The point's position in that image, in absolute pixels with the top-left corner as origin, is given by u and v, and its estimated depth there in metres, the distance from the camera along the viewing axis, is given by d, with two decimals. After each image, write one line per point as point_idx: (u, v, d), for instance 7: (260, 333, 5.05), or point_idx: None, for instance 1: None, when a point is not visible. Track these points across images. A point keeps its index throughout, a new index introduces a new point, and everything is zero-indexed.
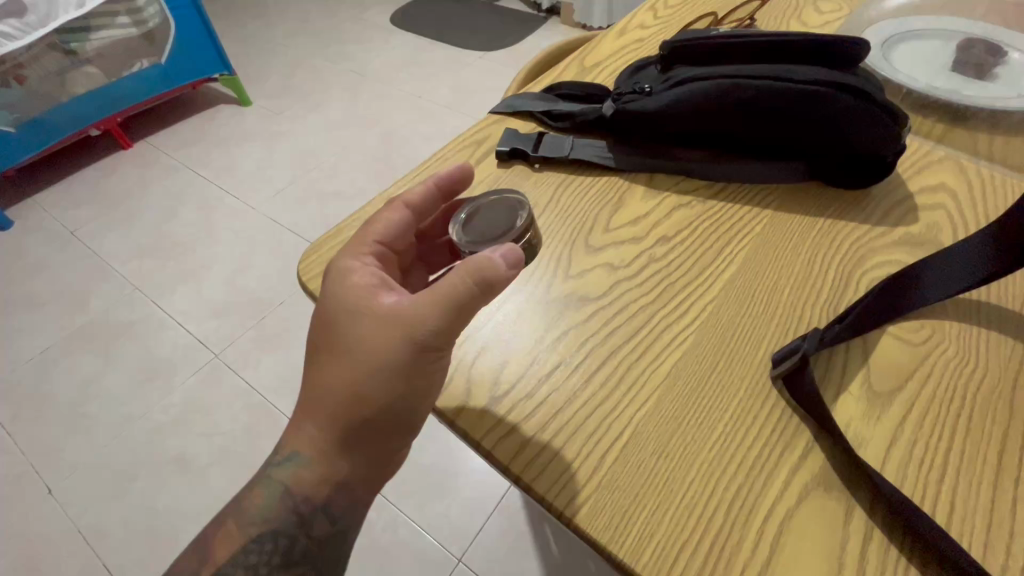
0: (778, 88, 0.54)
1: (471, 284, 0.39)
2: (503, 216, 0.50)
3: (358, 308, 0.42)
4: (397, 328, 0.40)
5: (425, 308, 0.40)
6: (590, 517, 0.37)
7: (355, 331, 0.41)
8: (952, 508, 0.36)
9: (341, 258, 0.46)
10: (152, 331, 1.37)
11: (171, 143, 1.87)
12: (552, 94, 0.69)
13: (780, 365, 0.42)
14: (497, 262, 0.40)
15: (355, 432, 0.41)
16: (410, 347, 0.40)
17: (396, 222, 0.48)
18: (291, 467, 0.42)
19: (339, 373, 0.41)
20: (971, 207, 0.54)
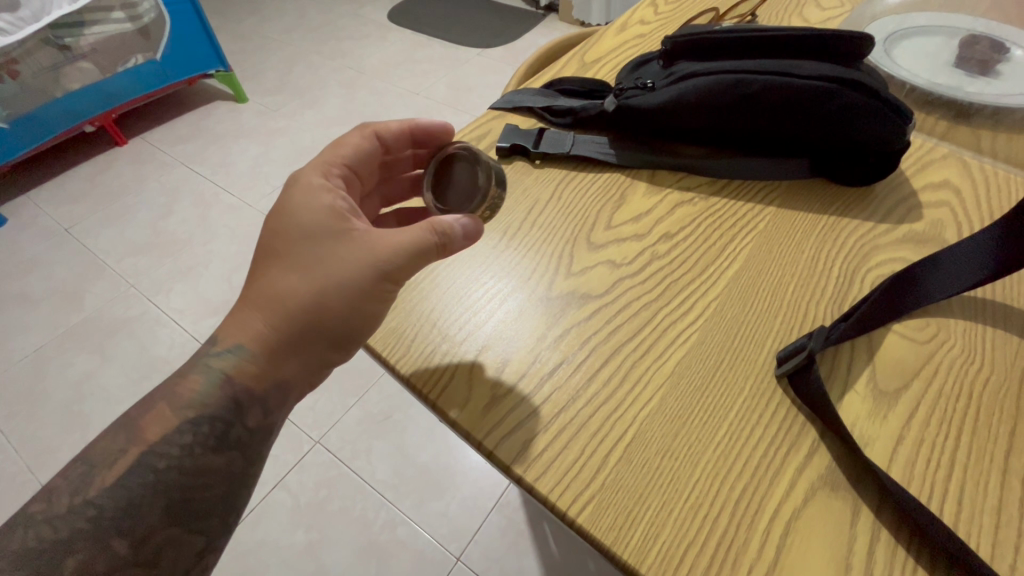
0: (781, 83, 0.53)
1: (437, 239, 0.44)
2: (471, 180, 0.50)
3: (324, 227, 0.45)
4: (360, 256, 0.44)
5: (389, 245, 0.44)
6: (593, 518, 0.37)
7: (317, 248, 0.45)
8: (959, 507, 0.36)
9: (308, 173, 0.48)
10: (148, 329, 1.35)
11: (166, 140, 1.86)
12: (552, 90, 0.69)
13: (785, 364, 0.42)
14: (457, 231, 0.45)
15: (301, 342, 0.45)
16: (370, 276, 0.44)
17: (362, 149, 0.53)
18: (230, 359, 0.44)
19: (296, 283, 0.44)
20: (975, 203, 0.54)
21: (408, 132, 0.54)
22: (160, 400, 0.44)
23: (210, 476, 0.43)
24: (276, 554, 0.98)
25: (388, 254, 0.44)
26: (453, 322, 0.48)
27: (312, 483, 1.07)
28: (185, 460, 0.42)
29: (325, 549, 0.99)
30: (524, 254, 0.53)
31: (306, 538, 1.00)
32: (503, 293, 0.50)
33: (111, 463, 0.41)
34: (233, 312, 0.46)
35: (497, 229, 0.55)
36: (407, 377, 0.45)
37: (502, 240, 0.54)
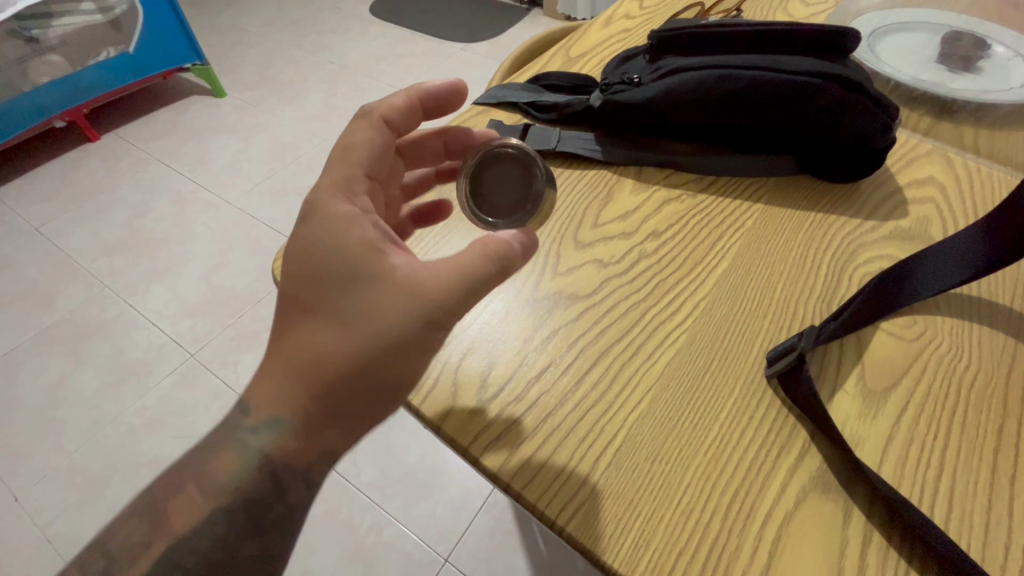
0: (768, 79, 0.53)
1: (496, 266, 0.40)
2: (517, 188, 0.49)
3: (359, 268, 0.39)
4: (408, 299, 0.38)
5: (441, 283, 0.38)
6: (584, 529, 0.35)
7: (358, 293, 0.38)
8: (950, 507, 0.35)
9: (333, 201, 0.42)
10: (124, 331, 1.31)
11: (142, 135, 1.80)
12: (537, 85, 0.67)
13: (775, 364, 0.41)
14: (517, 249, 0.41)
15: (350, 410, 0.38)
16: (422, 321, 0.38)
17: (378, 143, 0.46)
18: (267, 439, 0.39)
19: (336, 340, 0.38)
20: (959, 200, 0.54)
21: (417, 104, 0.49)
22: (187, 481, 0.40)
23: (247, 565, 0.39)
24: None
25: (441, 292, 0.38)
26: None
27: None
28: (216, 553, 0.39)
29: (311, 553, 0.97)
30: None
31: None
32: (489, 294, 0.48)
33: (133, 558, 0.38)
34: (265, 382, 0.39)
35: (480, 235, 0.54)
36: None
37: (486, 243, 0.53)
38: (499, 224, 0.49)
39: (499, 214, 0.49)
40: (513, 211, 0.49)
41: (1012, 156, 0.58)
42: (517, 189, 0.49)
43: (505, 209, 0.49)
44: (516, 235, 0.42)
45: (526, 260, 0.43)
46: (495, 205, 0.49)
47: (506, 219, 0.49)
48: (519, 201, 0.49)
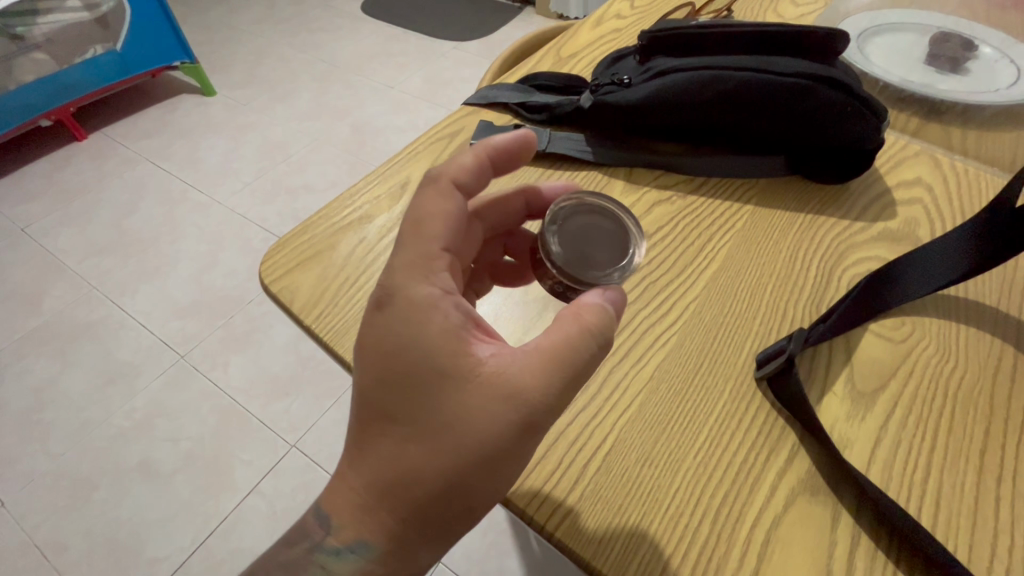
0: (758, 81, 0.52)
1: (597, 344, 0.36)
2: (608, 237, 0.43)
3: (446, 369, 0.34)
4: (504, 402, 0.34)
5: (541, 379, 0.34)
6: (575, 536, 0.35)
7: (446, 400, 0.34)
8: (937, 509, 0.35)
9: (409, 285, 0.36)
10: (112, 333, 1.30)
11: (130, 134, 1.78)
12: (527, 85, 0.67)
13: (765, 366, 0.41)
14: (612, 313, 0.38)
15: (444, 526, 0.35)
16: (522, 426, 0.34)
17: (455, 216, 0.38)
18: (354, 560, 0.36)
19: (427, 456, 0.34)
20: (947, 202, 0.54)
21: (489, 162, 0.41)
22: None
23: None
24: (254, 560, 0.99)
25: (540, 390, 0.34)
26: None
27: (288, 488, 1.07)
28: None
29: None
30: None
31: None
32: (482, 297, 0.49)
33: None
34: (349, 499, 0.36)
35: None
36: None
37: None
38: (605, 279, 0.40)
39: (600, 268, 0.41)
40: (615, 261, 0.41)
41: (1000, 157, 0.58)
42: (609, 239, 0.43)
43: (604, 257, 0.42)
44: (604, 293, 0.38)
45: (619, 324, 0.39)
46: (592, 259, 0.41)
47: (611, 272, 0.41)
48: (617, 249, 0.42)
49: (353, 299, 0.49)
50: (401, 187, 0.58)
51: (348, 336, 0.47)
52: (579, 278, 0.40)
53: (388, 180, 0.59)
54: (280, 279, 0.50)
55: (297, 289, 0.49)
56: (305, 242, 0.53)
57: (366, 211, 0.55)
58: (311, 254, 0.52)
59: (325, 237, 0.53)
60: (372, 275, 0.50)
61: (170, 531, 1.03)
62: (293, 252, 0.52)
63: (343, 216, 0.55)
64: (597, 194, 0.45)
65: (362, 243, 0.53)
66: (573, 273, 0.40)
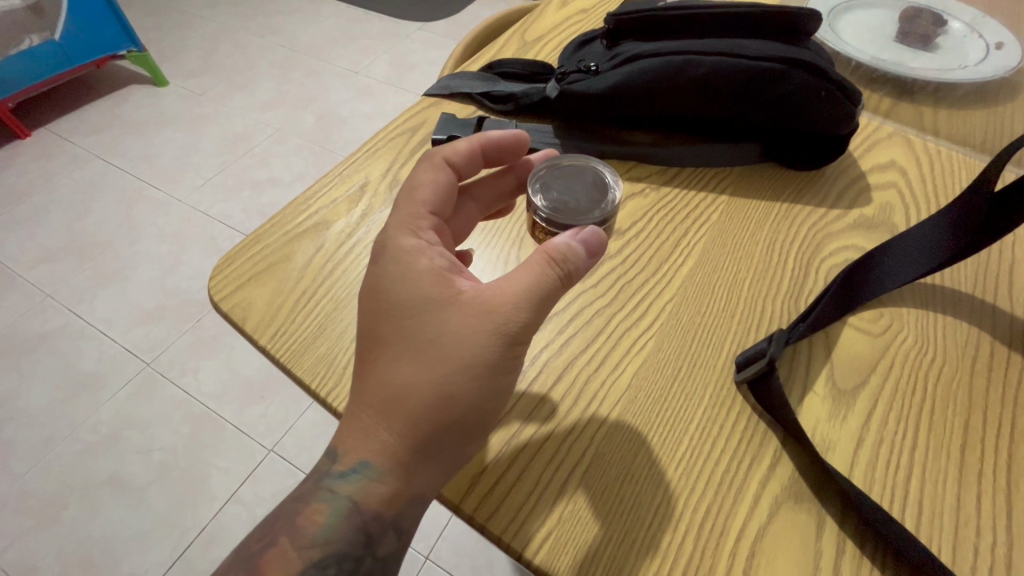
0: (730, 66, 0.50)
1: (559, 271, 0.36)
2: (586, 183, 0.44)
3: (429, 295, 0.36)
4: (480, 315, 0.35)
5: (509, 295, 0.35)
6: (566, 538, 0.34)
7: (432, 321, 0.36)
8: (920, 510, 0.35)
9: (395, 236, 0.39)
10: (72, 342, 1.23)
11: (77, 130, 1.67)
12: (490, 73, 0.64)
13: (745, 369, 0.39)
14: (578, 249, 0.36)
15: (435, 441, 0.34)
16: (498, 339, 0.35)
17: (443, 185, 0.42)
18: (357, 481, 0.35)
19: (415, 369, 0.35)
20: (921, 185, 0.53)
21: (481, 150, 0.44)
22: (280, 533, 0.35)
23: None
24: None
25: (511, 305, 0.35)
26: None
27: (268, 493, 1.04)
28: None
29: None
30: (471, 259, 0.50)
31: None
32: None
33: None
34: (346, 427, 0.35)
35: None
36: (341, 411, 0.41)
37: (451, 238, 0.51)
38: (592, 220, 0.41)
39: (587, 211, 0.42)
40: (597, 201, 0.42)
41: (970, 136, 0.58)
42: (589, 185, 0.43)
43: (588, 203, 0.42)
44: (576, 234, 0.37)
45: (590, 263, 0.38)
46: (578, 204, 0.42)
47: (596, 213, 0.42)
48: (595, 190, 0.43)
49: (311, 314, 0.45)
50: (360, 188, 0.54)
51: (306, 356, 0.43)
52: (572, 224, 0.41)
53: (346, 180, 0.55)
54: (232, 295, 0.46)
55: (250, 306, 0.46)
56: (258, 251, 0.49)
57: (323, 215, 0.52)
58: (265, 266, 0.48)
59: (280, 247, 0.49)
60: (332, 288, 0.47)
61: (147, 545, 0.99)
62: (244, 266, 0.48)
63: (297, 220, 0.51)
64: (569, 154, 0.45)
65: (319, 251, 0.49)
66: (563, 223, 0.41)
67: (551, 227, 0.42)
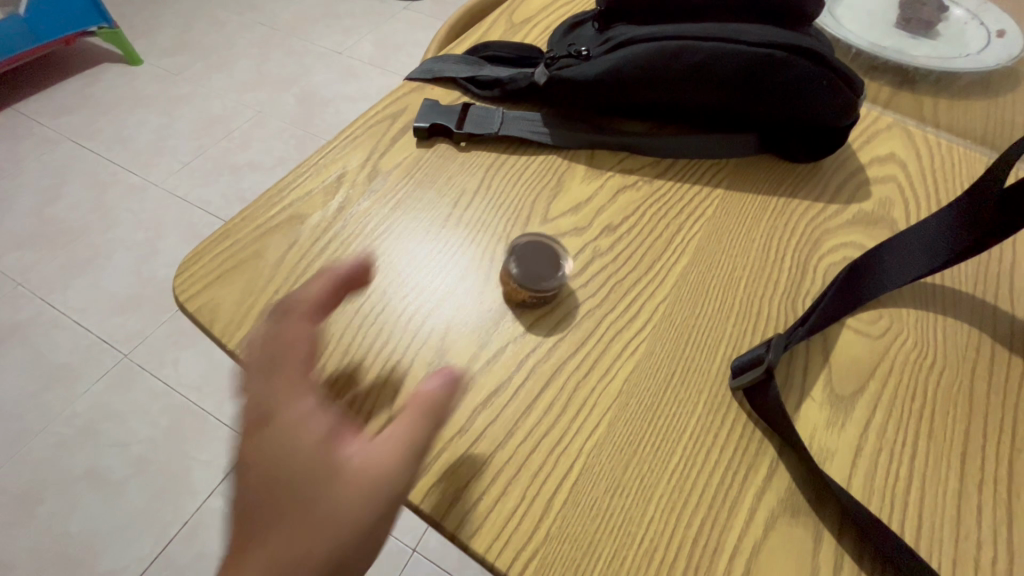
0: (728, 52, 0.48)
1: (434, 416, 0.31)
2: (555, 259, 0.43)
3: (315, 430, 0.30)
4: (366, 453, 0.30)
5: (390, 440, 0.31)
6: (564, 555, 0.32)
7: (320, 455, 0.30)
8: (920, 523, 0.34)
9: (261, 377, 0.32)
10: (44, 333, 1.18)
11: (46, 110, 1.60)
12: (476, 57, 0.60)
13: (742, 375, 0.38)
14: (446, 395, 0.32)
15: None
16: (393, 479, 0.30)
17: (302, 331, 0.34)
18: None
19: (303, 513, 0.28)
20: (921, 179, 0.52)
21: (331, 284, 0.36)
22: None
23: None
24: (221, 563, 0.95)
25: (395, 445, 0.30)
26: (371, 348, 0.41)
27: None
28: None
29: None
30: (456, 253, 0.47)
31: None
32: (428, 285, 0.45)
33: None
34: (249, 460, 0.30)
35: (423, 223, 0.48)
36: None
37: (432, 233, 0.48)
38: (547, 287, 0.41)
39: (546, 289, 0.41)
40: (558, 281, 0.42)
41: (970, 129, 0.56)
42: (555, 261, 0.43)
43: (549, 274, 0.42)
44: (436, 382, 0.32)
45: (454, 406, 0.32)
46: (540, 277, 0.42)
47: (553, 292, 0.42)
48: (560, 269, 0.43)
49: None
50: (337, 179, 0.51)
51: None
52: (530, 288, 0.41)
53: (322, 170, 0.51)
54: (198, 294, 0.43)
55: (218, 307, 0.43)
56: (225, 249, 0.46)
57: (297, 208, 0.48)
58: (235, 264, 0.45)
59: (251, 242, 0.46)
60: (304, 288, 0.44)
61: (126, 541, 0.96)
62: (212, 263, 0.45)
63: (269, 214, 0.48)
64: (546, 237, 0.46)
65: (293, 247, 0.46)
66: (527, 282, 0.41)
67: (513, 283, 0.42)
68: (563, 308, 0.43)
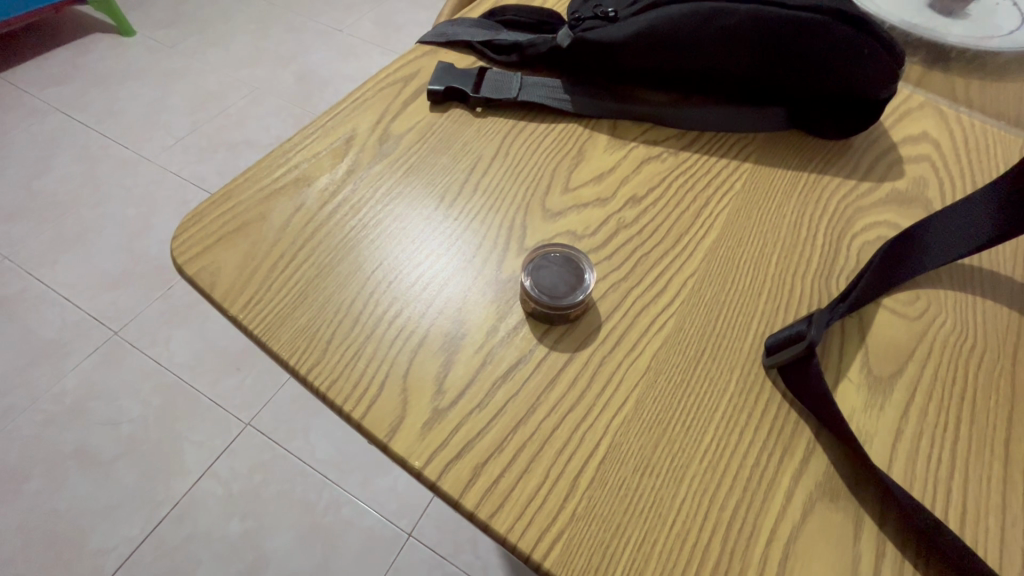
0: (767, 17, 0.45)
1: None
2: (575, 269, 0.39)
3: None
4: None
5: None
6: (590, 538, 0.30)
7: None
8: (964, 509, 0.32)
9: None
10: (30, 308, 1.14)
11: (35, 80, 1.54)
12: (492, 21, 0.57)
13: (777, 354, 0.36)
14: None
15: None
16: None
17: None
18: None
19: None
20: (955, 159, 0.50)
21: None
22: None
23: None
24: (211, 546, 0.92)
25: None
26: (385, 316, 0.38)
27: (244, 468, 0.99)
28: None
29: (263, 536, 0.93)
30: (472, 220, 0.44)
31: (241, 527, 0.94)
32: (442, 252, 0.42)
33: None
34: None
35: (437, 189, 0.46)
36: (323, 392, 0.36)
37: (447, 200, 0.45)
38: (569, 305, 0.37)
39: (571, 308, 0.37)
40: (584, 296, 0.38)
41: (1004, 111, 0.54)
42: (572, 274, 0.39)
43: (567, 288, 0.38)
44: None
45: None
46: (564, 293, 0.37)
47: (579, 309, 0.38)
48: (584, 281, 0.38)
49: (287, 281, 0.40)
50: (346, 141, 0.48)
51: (284, 329, 0.38)
52: (556, 306, 0.37)
53: (330, 133, 0.48)
54: (197, 257, 0.40)
55: (219, 271, 0.40)
56: (226, 210, 0.43)
57: (304, 170, 0.45)
58: (238, 226, 0.42)
59: (255, 205, 0.43)
60: (310, 252, 0.41)
61: (115, 521, 0.93)
62: (213, 225, 0.42)
63: (273, 175, 0.45)
64: (560, 246, 0.41)
65: (299, 210, 0.43)
66: (551, 302, 0.37)
67: (538, 306, 0.37)
68: (589, 320, 0.38)
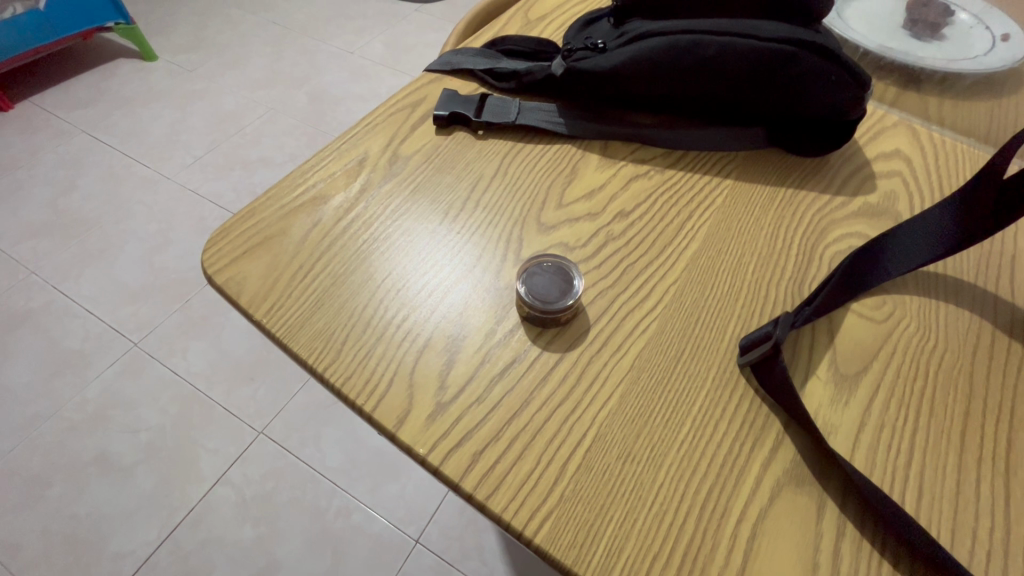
0: (742, 46, 0.49)
1: None
2: (565, 277, 0.43)
3: None
4: None
5: None
6: (576, 517, 0.34)
7: None
8: (919, 494, 0.35)
9: None
10: (56, 321, 1.20)
11: (63, 103, 1.62)
12: (493, 50, 0.62)
13: (749, 353, 0.39)
14: None
15: None
16: None
17: None
18: None
19: None
20: (925, 174, 0.53)
21: None
22: None
23: None
24: (225, 550, 0.96)
25: None
26: (394, 321, 0.42)
27: (257, 474, 1.03)
28: None
29: (275, 541, 0.97)
30: (473, 233, 0.48)
31: (254, 533, 0.97)
32: (447, 264, 0.46)
33: None
34: None
35: (441, 206, 0.50)
36: (337, 388, 0.40)
37: (450, 215, 0.49)
38: (561, 307, 0.40)
39: (562, 312, 0.41)
40: (574, 301, 0.41)
41: (973, 128, 0.58)
42: (562, 281, 0.43)
43: (558, 293, 0.42)
44: None
45: None
46: (556, 299, 0.41)
47: (569, 312, 0.41)
48: (573, 288, 0.42)
49: (307, 289, 0.44)
50: (359, 162, 0.52)
51: (303, 332, 0.42)
52: (546, 310, 0.40)
53: (344, 155, 0.53)
54: (226, 269, 0.45)
55: (245, 281, 0.44)
56: (250, 226, 0.47)
57: (321, 189, 0.50)
58: (261, 240, 0.47)
59: (277, 220, 0.48)
60: (327, 264, 0.45)
61: (134, 525, 0.97)
62: (239, 239, 0.46)
63: (292, 194, 0.49)
64: (552, 256, 0.45)
65: (316, 226, 0.48)
66: (542, 306, 0.40)
67: (531, 310, 0.41)
68: (578, 324, 0.42)
